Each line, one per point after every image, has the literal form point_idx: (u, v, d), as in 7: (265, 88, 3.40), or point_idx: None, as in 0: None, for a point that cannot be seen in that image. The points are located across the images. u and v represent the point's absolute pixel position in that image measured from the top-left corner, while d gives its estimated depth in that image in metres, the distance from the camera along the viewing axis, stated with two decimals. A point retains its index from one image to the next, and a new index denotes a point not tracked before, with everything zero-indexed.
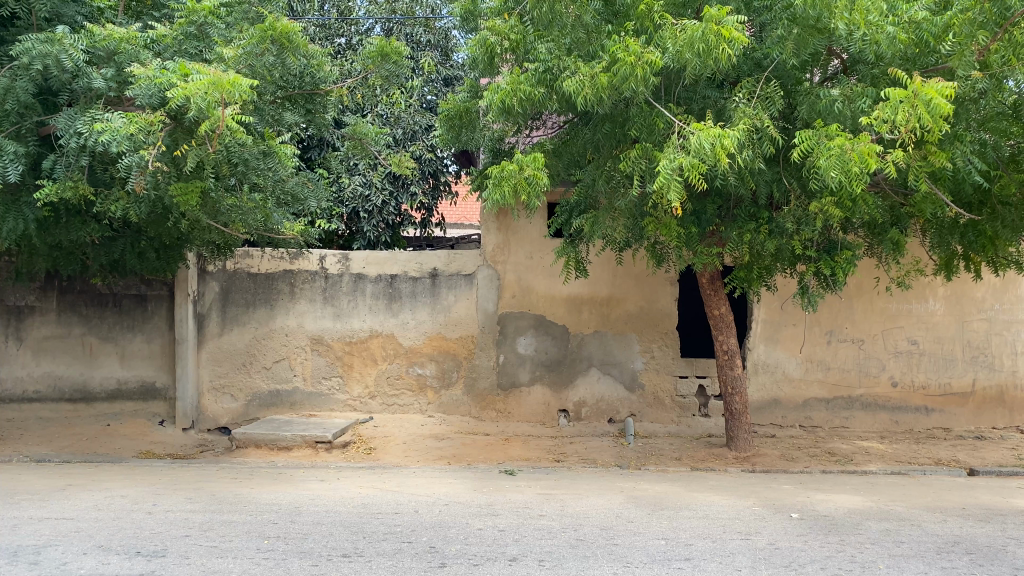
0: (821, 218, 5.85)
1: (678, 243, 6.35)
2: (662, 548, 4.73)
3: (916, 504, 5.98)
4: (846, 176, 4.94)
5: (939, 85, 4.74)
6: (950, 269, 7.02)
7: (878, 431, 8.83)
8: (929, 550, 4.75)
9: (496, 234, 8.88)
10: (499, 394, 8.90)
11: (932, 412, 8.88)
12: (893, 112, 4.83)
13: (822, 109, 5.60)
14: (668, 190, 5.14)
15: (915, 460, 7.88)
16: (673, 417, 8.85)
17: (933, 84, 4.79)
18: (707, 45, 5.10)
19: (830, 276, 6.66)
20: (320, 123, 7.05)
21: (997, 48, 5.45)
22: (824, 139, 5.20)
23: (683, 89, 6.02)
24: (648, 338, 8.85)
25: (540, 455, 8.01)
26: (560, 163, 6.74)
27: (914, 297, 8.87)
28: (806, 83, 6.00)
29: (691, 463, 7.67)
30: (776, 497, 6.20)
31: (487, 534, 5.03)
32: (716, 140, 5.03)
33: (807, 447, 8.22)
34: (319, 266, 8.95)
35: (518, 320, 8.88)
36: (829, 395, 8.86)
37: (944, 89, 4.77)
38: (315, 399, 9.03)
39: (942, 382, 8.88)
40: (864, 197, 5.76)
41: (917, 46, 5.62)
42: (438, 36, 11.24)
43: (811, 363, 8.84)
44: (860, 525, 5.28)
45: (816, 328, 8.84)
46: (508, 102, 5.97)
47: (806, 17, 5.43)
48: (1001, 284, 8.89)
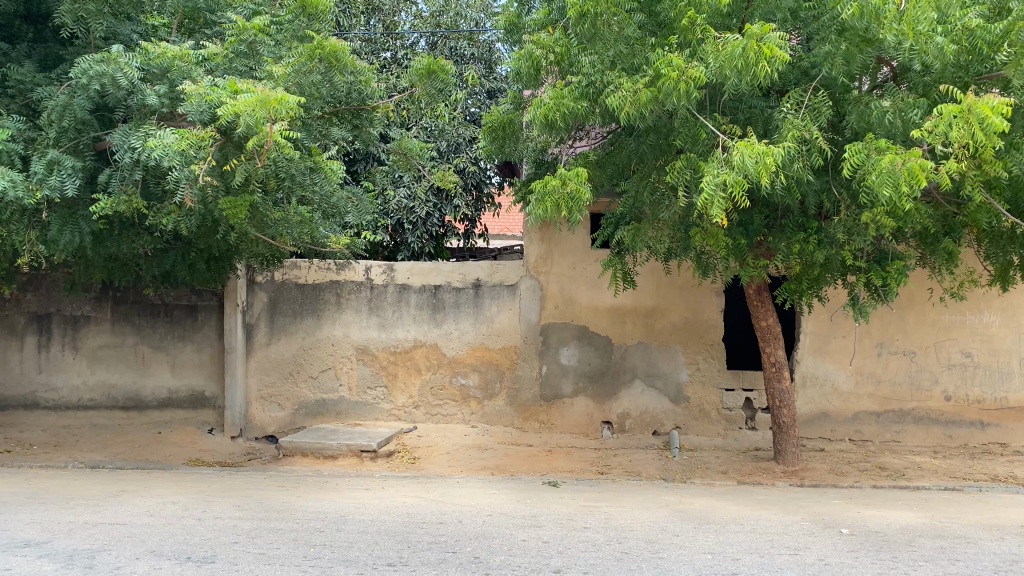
0: (872, 228, 5.74)
1: (725, 255, 6.32)
2: (708, 562, 4.68)
3: (971, 521, 5.81)
4: (898, 192, 4.85)
5: (994, 102, 4.62)
6: (1006, 279, 6.82)
7: (931, 446, 8.62)
8: (986, 569, 4.61)
9: (539, 244, 8.89)
10: (542, 405, 8.89)
11: (988, 426, 8.62)
12: (948, 127, 4.74)
13: (872, 120, 5.50)
14: (711, 205, 5.10)
15: (970, 475, 7.67)
16: (719, 430, 8.74)
17: (987, 100, 4.67)
18: (749, 61, 5.07)
19: (881, 287, 6.56)
20: (366, 138, 7.14)
21: None
22: (874, 153, 5.12)
23: (728, 99, 5.99)
24: (694, 350, 8.76)
25: (583, 467, 7.98)
26: (604, 174, 6.72)
27: (969, 309, 8.64)
28: (854, 91, 5.89)
29: (738, 477, 7.57)
30: (825, 512, 6.08)
31: (531, 545, 5.03)
32: (761, 157, 4.97)
33: (857, 462, 8.06)
34: (365, 276, 9.04)
35: (561, 331, 8.87)
36: (879, 408, 8.68)
37: (999, 106, 4.65)
38: (360, 408, 9.13)
39: (999, 396, 8.62)
40: (916, 207, 5.64)
41: (969, 54, 5.43)
42: (482, 49, 11.34)
43: (860, 375, 8.67)
44: (913, 543, 5.15)
45: (866, 340, 8.66)
46: (551, 116, 5.99)
47: (855, 27, 5.37)
48: None
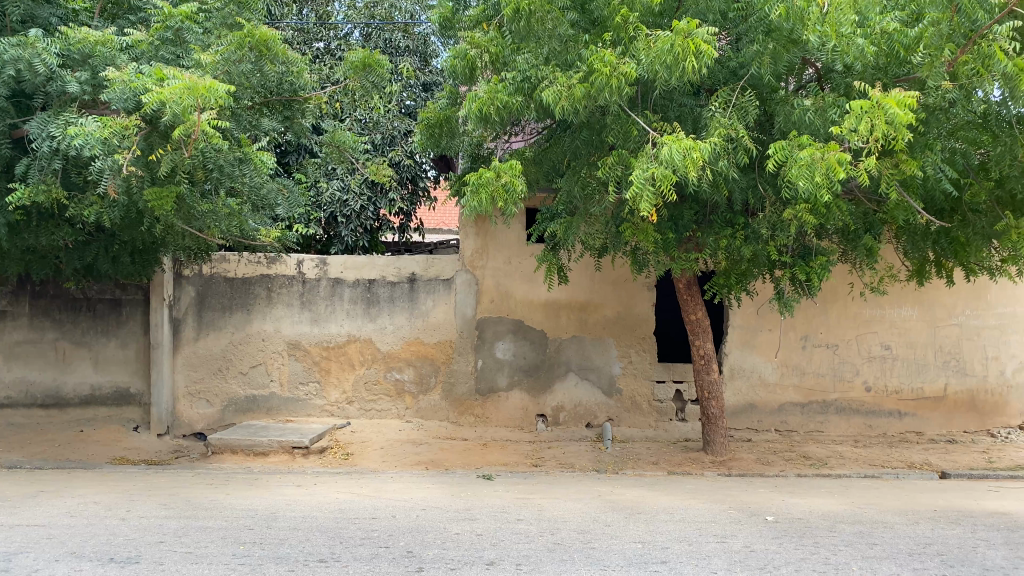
0: (796, 224, 5.91)
1: (656, 249, 6.42)
2: (638, 551, 4.77)
3: (887, 507, 6.05)
4: (815, 185, 5.01)
5: (902, 95, 4.80)
6: (922, 274, 7.13)
7: (852, 435, 8.93)
8: (901, 552, 4.81)
9: (474, 238, 8.89)
10: (477, 399, 8.90)
11: (905, 416, 8.99)
12: (859, 123, 4.88)
13: (796, 119, 5.65)
14: (641, 199, 5.18)
15: (888, 463, 7.98)
16: (650, 421, 8.91)
17: (895, 94, 4.86)
18: (676, 57, 5.14)
19: (805, 282, 6.74)
20: (298, 129, 7.03)
21: (968, 60, 5.36)
22: (796, 149, 5.27)
23: (660, 97, 6.08)
24: (627, 343, 8.90)
25: (518, 460, 8.02)
26: (541, 170, 6.77)
27: (888, 303, 8.98)
28: (782, 92, 6.03)
29: (669, 467, 7.72)
30: (751, 500, 6.25)
31: (464, 538, 5.04)
32: (689, 150, 5.07)
33: (782, 451, 8.30)
34: (296, 270, 8.91)
35: (496, 325, 8.90)
36: (804, 399, 8.95)
37: (906, 99, 4.82)
38: (292, 404, 8.99)
39: (915, 387, 8.99)
40: (836, 203, 5.84)
41: (888, 56, 5.60)
42: (417, 41, 11.24)
43: (786, 367, 8.93)
44: (833, 528, 5.34)
45: (791, 334, 8.93)
46: (486, 110, 5.96)
47: (781, 28, 5.52)
48: (973, 291, 9.02)
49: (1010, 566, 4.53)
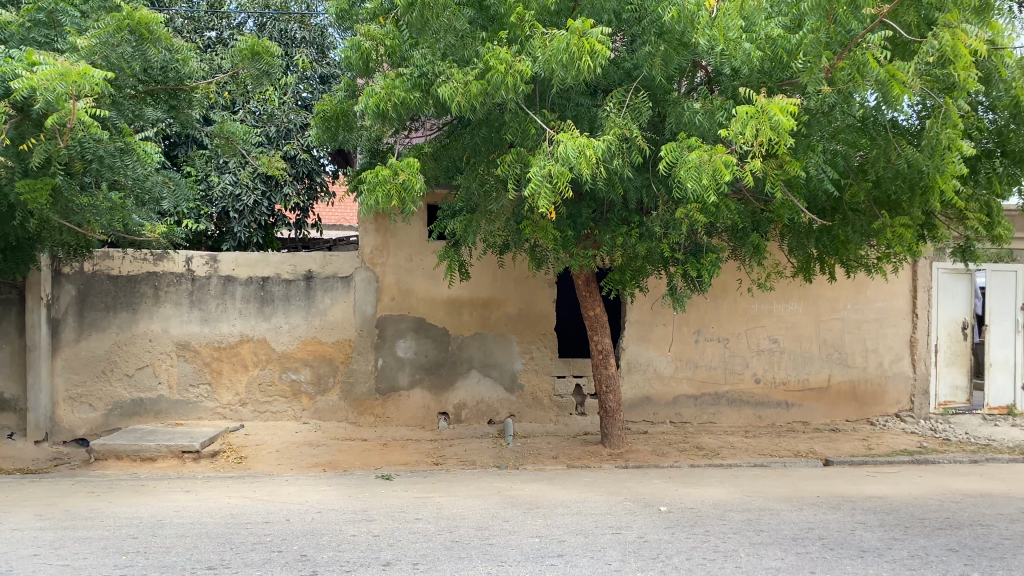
0: (687, 223, 6.08)
1: (554, 245, 6.48)
2: (535, 546, 4.81)
3: (774, 494, 6.29)
4: (703, 186, 5.17)
5: (784, 102, 5.01)
6: (806, 271, 7.44)
7: (742, 426, 9.26)
8: (785, 537, 5.00)
9: (374, 235, 8.76)
10: (377, 398, 8.78)
11: (792, 406, 9.38)
12: (744, 127, 5.06)
13: (687, 121, 5.81)
14: (538, 197, 5.22)
15: (776, 452, 8.31)
16: (551, 416, 9.02)
17: (778, 100, 5.06)
18: (572, 56, 5.20)
19: (697, 278, 6.93)
20: (185, 120, 6.76)
21: (844, 67, 5.55)
22: (686, 150, 5.42)
23: (557, 96, 6.15)
24: (527, 340, 8.97)
25: (418, 459, 7.96)
26: (439, 167, 6.73)
27: (775, 298, 9.35)
28: (675, 94, 6.17)
29: (568, 461, 7.81)
30: (645, 492, 6.39)
31: (360, 539, 4.96)
32: (583, 149, 5.13)
33: (677, 442, 8.52)
34: (185, 268, 8.58)
35: (396, 323, 8.80)
36: (697, 392, 9.23)
37: (787, 106, 5.06)
38: (181, 407, 8.65)
39: (801, 378, 9.40)
40: (726, 203, 6.03)
41: (773, 61, 5.80)
42: (314, 33, 11.00)
43: (680, 361, 9.17)
44: (722, 516, 5.52)
45: (685, 328, 9.18)
46: (382, 105, 5.88)
47: (672, 31, 5.65)
48: (853, 286, 9.49)
49: (883, 547, 4.78)
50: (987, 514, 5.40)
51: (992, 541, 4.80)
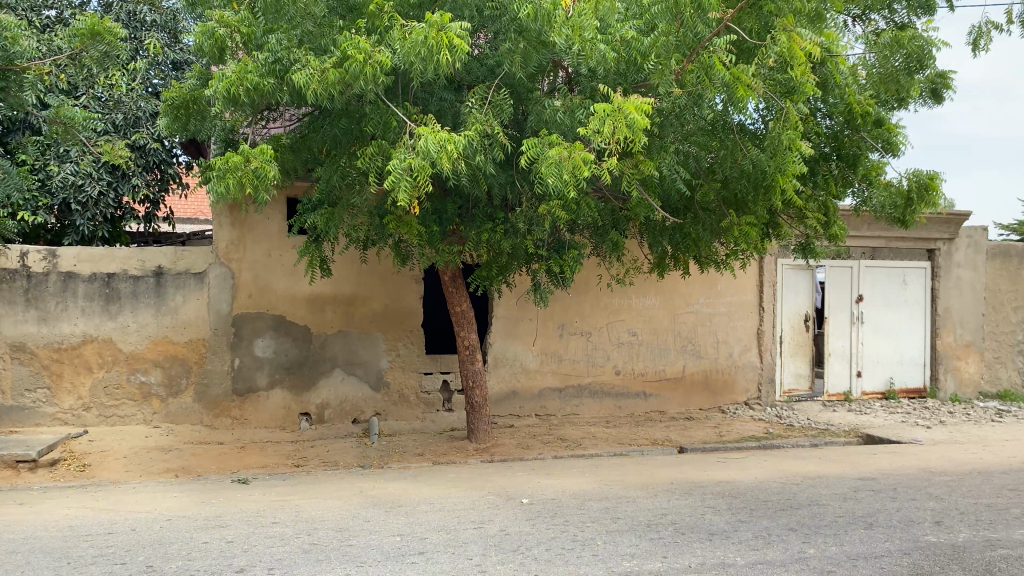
0: (549, 219, 6.17)
1: (419, 241, 6.43)
2: (396, 544, 4.76)
3: (631, 482, 6.51)
4: (563, 182, 5.26)
5: (638, 101, 5.17)
6: (662, 267, 7.71)
7: (604, 417, 9.52)
8: (640, 524, 5.18)
9: (230, 229, 8.43)
10: (234, 400, 8.45)
11: (650, 397, 9.73)
12: (601, 124, 5.18)
13: (546, 119, 5.90)
14: (398, 190, 5.16)
15: (635, 441, 8.58)
16: (417, 414, 8.97)
17: (633, 99, 5.22)
18: (432, 50, 5.17)
19: (559, 274, 7.05)
20: (16, 103, 6.27)
21: (692, 70, 5.82)
22: (546, 147, 5.49)
23: (420, 89, 6.11)
24: (393, 337, 8.89)
25: (278, 461, 7.72)
26: (297, 159, 6.54)
27: (634, 293, 9.66)
28: (537, 92, 6.25)
29: (433, 458, 7.78)
30: (508, 485, 6.46)
31: (213, 546, 4.76)
32: (444, 143, 5.12)
33: (541, 435, 8.66)
34: (19, 263, 7.96)
35: (255, 321, 8.50)
36: (561, 385, 9.40)
37: (641, 105, 5.23)
38: (16, 414, 8.02)
39: (658, 369, 9.77)
40: (587, 200, 6.15)
41: (628, 63, 5.96)
42: (165, 16, 10.46)
43: (545, 355, 9.32)
44: (582, 506, 5.65)
45: (549, 323, 9.34)
46: (233, 91, 5.66)
47: (531, 29, 5.73)
48: (705, 281, 9.95)
49: (730, 529, 5.03)
50: (823, 494, 5.78)
51: (827, 519, 5.14)
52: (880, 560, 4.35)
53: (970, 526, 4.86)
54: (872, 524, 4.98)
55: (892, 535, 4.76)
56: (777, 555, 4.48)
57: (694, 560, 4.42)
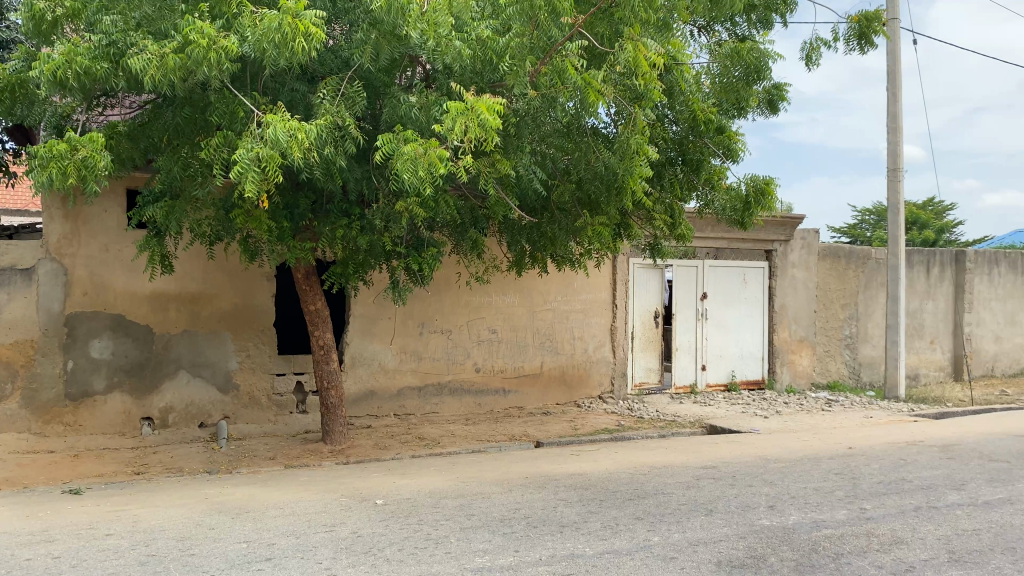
0: (406, 217, 6.09)
1: (269, 237, 6.21)
2: (242, 551, 4.58)
3: (487, 479, 6.55)
4: (418, 178, 5.22)
5: (490, 100, 5.20)
6: (520, 266, 7.79)
7: (463, 414, 9.54)
8: (494, 519, 5.22)
9: (61, 222, 7.85)
10: (67, 406, 7.85)
11: (508, 393, 9.84)
12: (455, 122, 5.18)
13: (401, 114, 5.83)
14: (244, 183, 4.96)
15: (492, 437, 8.63)
16: (269, 416, 8.69)
17: (486, 99, 5.26)
18: (283, 37, 5.00)
19: (418, 272, 6.99)
20: None
21: (545, 72, 5.93)
22: (401, 142, 5.42)
23: (270, 79, 5.92)
24: (243, 336, 8.58)
25: (116, 469, 7.27)
26: (136, 148, 6.17)
27: (493, 291, 9.74)
28: (393, 86, 6.17)
29: (285, 461, 7.54)
30: (363, 486, 6.35)
31: (36, 564, 4.41)
32: (293, 133, 4.98)
33: (399, 434, 8.56)
34: None
35: (90, 321, 7.96)
36: (419, 383, 9.34)
37: (494, 105, 5.27)
38: None
39: (516, 366, 9.89)
40: (444, 199, 6.11)
41: (483, 62, 5.95)
42: None
43: (403, 354, 9.23)
44: (436, 505, 5.64)
45: (407, 321, 9.26)
46: (60, 75, 5.27)
47: (384, 23, 5.64)
48: (561, 279, 10.18)
49: (580, 520, 5.15)
50: (669, 483, 6.03)
51: (671, 507, 5.35)
52: (718, 544, 4.57)
53: (799, 508, 5.19)
54: (711, 510, 5.23)
55: (730, 520, 5.01)
56: (624, 544, 4.62)
57: (545, 552, 4.49)
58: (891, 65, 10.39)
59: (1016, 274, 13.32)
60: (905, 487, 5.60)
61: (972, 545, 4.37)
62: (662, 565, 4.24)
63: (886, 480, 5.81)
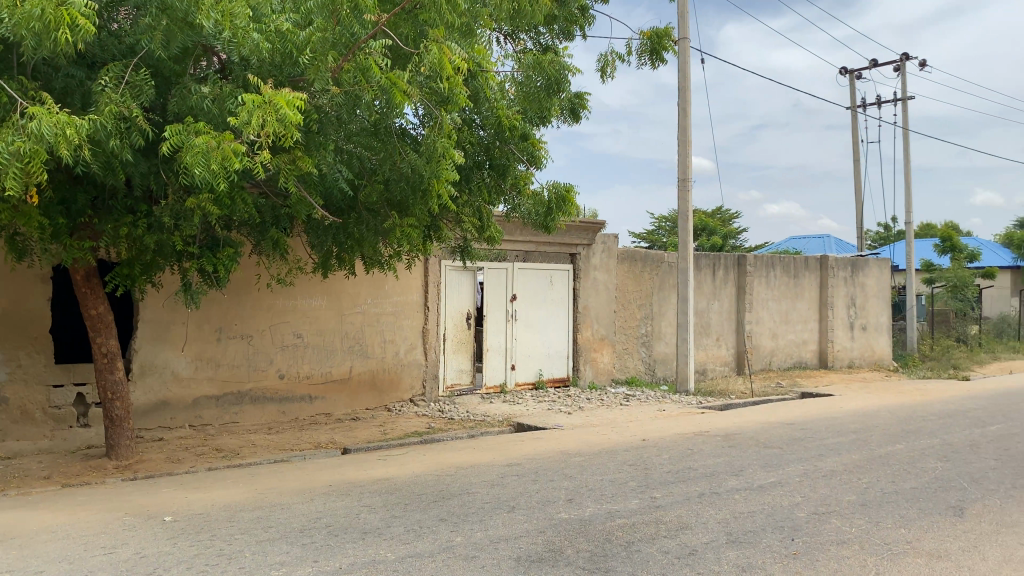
0: (199, 214, 5.75)
1: (40, 236, 5.66)
2: None
3: (288, 489, 6.32)
4: (211, 173, 4.95)
5: (289, 95, 5.02)
6: (326, 267, 7.59)
7: (266, 423, 9.16)
8: (293, 530, 5.04)
9: None
10: None
11: (315, 399, 9.57)
12: (250, 115, 4.96)
13: (193, 105, 5.51)
14: (5, 177, 4.49)
15: (297, 445, 8.33)
16: (45, 432, 7.94)
17: (284, 93, 5.06)
18: (47, 26, 4.56)
19: (213, 273, 6.63)
20: None
21: (348, 69, 5.80)
22: (192, 135, 5.12)
23: (41, 63, 5.41)
24: (13, 345, 7.79)
25: None
26: None
27: (298, 294, 9.44)
28: (185, 76, 5.83)
29: (63, 480, 6.89)
30: (150, 503, 5.93)
31: None
32: (63, 125, 4.57)
33: (194, 446, 8.08)
34: None
35: None
36: (218, 392, 8.88)
37: (293, 100, 5.09)
38: None
39: (323, 371, 9.64)
40: (241, 196, 5.82)
41: (282, 55, 5.71)
42: None
43: (200, 361, 8.74)
44: (232, 518, 5.36)
45: (205, 326, 8.78)
46: None
47: (174, 9, 5.31)
48: (371, 282, 10.04)
49: (383, 525, 5.08)
50: (474, 482, 6.09)
51: (475, 506, 5.41)
52: (519, 540, 4.67)
53: (595, 501, 5.41)
54: (513, 508, 5.33)
55: (531, 515, 5.14)
56: (426, 546, 4.61)
57: (345, 561, 4.39)
58: (681, 81, 11.11)
59: (789, 277, 14.68)
60: (690, 475, 5.98)
61: (747, 526, 4.73)
62: (462, 565, 4.26)
63: (675, 470, 6.18)
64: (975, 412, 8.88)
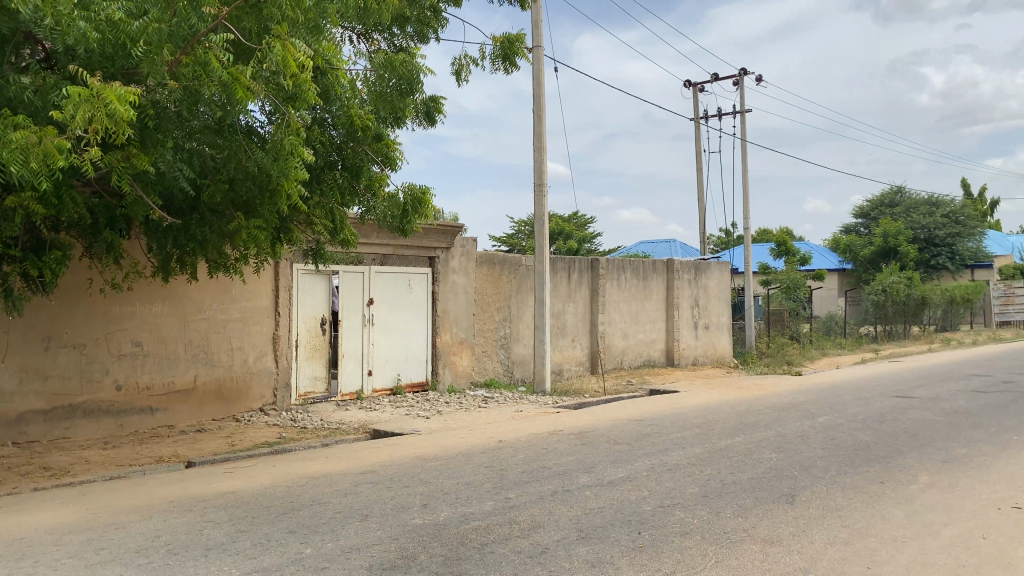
0: (19, 214, 5.32)
1: None
2: None
3: (124, 507, 5.93)
4: (30, 171, 4.57)
5: (120, 90, 4.70)
6: (167, 270, 7.21)
7: (101, 438, 8.57)
8: (129, 551, 4.73)
9: None
10: None
11: (156, 411, 9.05)
12: (75, 110, 4.61)
13: (10, 97, 5.08)
14: None
15: (136, 461, 7.84)
16: None
17: (115, 87, 4.74)
18: None
19: (37, 277, 6.16)
20: None
21: (185, 62, 5.45)
22: (8, 128, 4.71)
23: None
24: None
25: None
26: None
27: (137, 300, 8.92)
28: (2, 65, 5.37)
29: None
30: None
31: None
32: None
33: (18, 466, 7.44)
34: None
35: None
36: (46, 406, 8.23)
37: (124, 94, 4.77)
38: None
39: (165, 381, 9.14)
40: (68, 195, 5.42)
41: (113, 46, 5.35)
42: None
43: (24, 373, 8.08)
44: (59, 542, 4.97)
45: (30, 335, 8.13)
46: None
47: None
48: (217, 287, 9.61)
49: (228, 541, 4.86)
50: (326, 492, 5.94)
51: (326, 517, 5.27)
52: (371, 549, 4.58)
53: (450, 504, 5.39)
54: (366, 516, 5.23)
55: (384, 523, 5.05)
56: (274, 560, 4.44)
57: None
58: (536, 88, 11.30)
59: (639, 279, 15.25)
60: (544, 474, 6.07)
61: (597, 522, 4.84)
62: None
63: (528, 469, 6.26)
64: (805, 404, 9.53)
